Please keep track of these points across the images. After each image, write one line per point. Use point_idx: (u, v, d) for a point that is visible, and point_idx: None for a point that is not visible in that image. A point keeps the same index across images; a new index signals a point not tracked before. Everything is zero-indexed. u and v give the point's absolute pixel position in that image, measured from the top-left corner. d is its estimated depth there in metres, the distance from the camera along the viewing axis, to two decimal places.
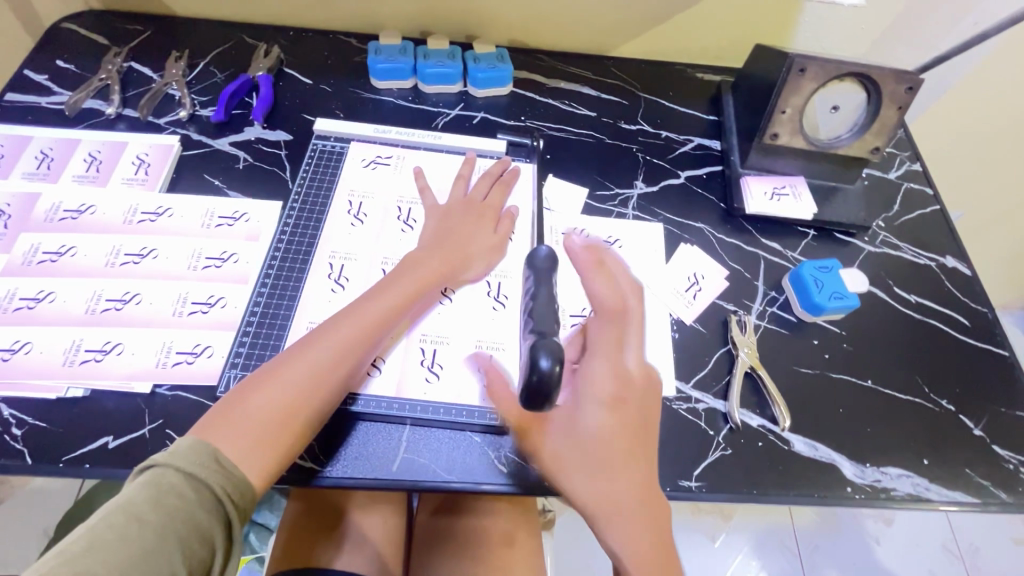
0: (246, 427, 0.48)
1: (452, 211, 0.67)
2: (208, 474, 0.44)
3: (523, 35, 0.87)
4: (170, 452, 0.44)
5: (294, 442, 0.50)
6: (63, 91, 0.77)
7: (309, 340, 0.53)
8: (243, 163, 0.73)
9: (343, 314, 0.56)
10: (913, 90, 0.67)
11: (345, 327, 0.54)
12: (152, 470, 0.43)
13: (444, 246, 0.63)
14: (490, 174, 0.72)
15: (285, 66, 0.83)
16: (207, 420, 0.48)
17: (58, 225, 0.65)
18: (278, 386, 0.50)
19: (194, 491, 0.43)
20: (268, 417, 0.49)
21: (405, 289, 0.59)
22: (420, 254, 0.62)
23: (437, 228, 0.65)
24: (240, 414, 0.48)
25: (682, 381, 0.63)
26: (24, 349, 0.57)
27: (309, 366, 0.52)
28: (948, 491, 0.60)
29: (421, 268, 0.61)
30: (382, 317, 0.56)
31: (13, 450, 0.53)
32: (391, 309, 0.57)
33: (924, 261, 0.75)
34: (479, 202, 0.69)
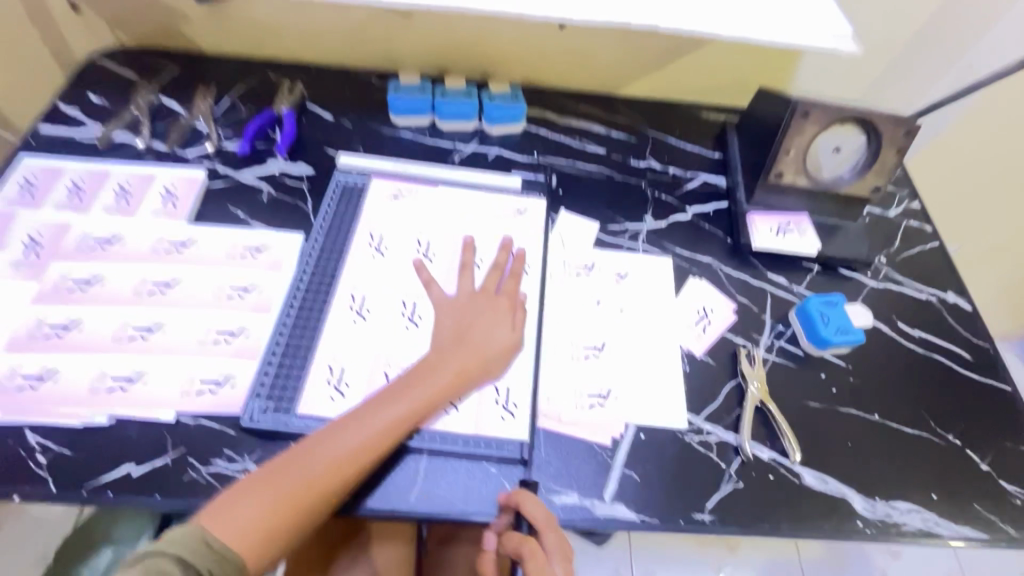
0: (246, 525, 0.48)
1: (465, 302, 0.65)
2: (200, 560, 0.45)
3: (535, 74, 0.91)
4: (168, 538, 0.46)
5: (285, 540, 0.50)
6: (94, 124, 0.80)
7: (318, 442, 0.53)
8: (266, 195, 0.76)
9: (355, 418, 0.55)
10: (911, 134, 0.70)
11: (353, 435, 0.53)
12: (148, 557, 0.45)
13: (461, 346, 0.61)
14: (499, 265, 0.68)
15: (307, 101, 0.87)
16: (211, 506, 0.49)
17: (87, 255, 0.67)
18: (283, 487, 0.50)
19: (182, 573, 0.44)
20: (267, 519, 0.49)
21: (417, 401, 0.57)
22: (437, 355, 0.60)
23: (453, 320, 0.63)
24: (239, 512, 0.48)
25: (693, 413, 0.65)
26: (52, 376, 0.58)
27: (317, 471, 0.51)
28: (957, 526, 0.61)
29: (436, 377, 0.58)
30: (390, 429, 0.55)
31: (38, 477, 0.54)
32: (401, 422, 0.56)
33: (926, 296, 0.77)
34: (493, 293, 0.66)
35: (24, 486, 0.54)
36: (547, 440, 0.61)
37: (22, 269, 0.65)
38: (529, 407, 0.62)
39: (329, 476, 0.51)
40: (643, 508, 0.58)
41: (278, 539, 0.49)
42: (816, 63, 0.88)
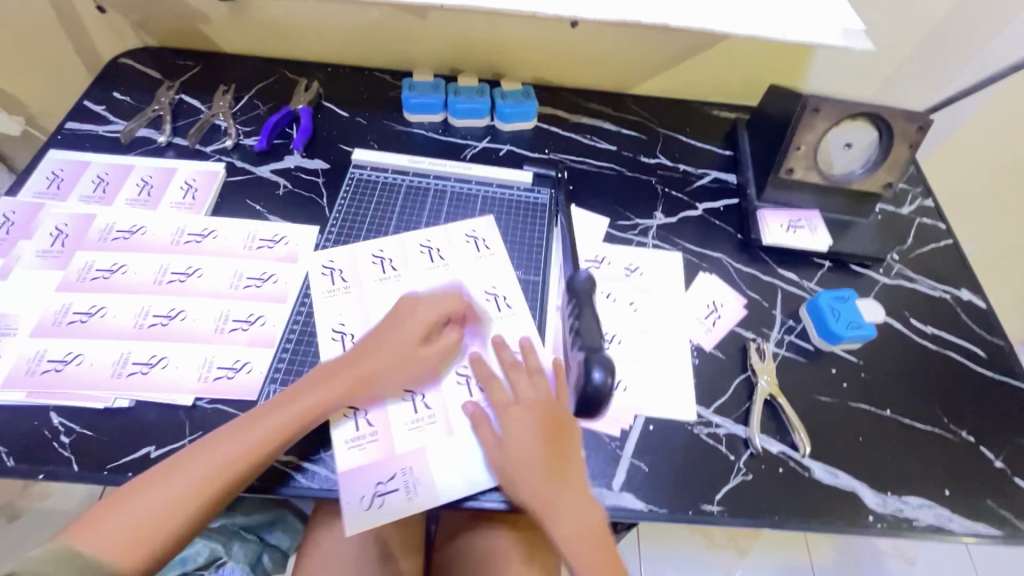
0: (119, 530, 0.46)
1: (401, 305, 0.64)
2: (85, 564, 0.43)
3: (547, 73, 0.92)
4: (77, 539, 0.44)
5: (174, 543, 0.48)
6: (118, 120, 0.83)
7: (211, 443, 0.51)
8: (283, 190, 0.78)
9: (235, 425, 0.53)
10: (924, 129, 0.70)
11: (240, 435, 0.52)
12: (63, 551, 0.43)
13: (380, 346, 0.60)
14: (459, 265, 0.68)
15: (323, 99, 0.89)
16: (88, 516, 0.47)
17: (111, 245, 0.69)
18: (162, 489, 0.48)
19: (74, 572, 0.42)
20: (149, 522, 0.47)
21: (316, 400, 0.56)
22: (349, 356, 0.59)
23: (381, 323, 0.62)
24: (126, 513, 0.47)
25: (702, 406, 0.65)
26: (76, 360, 0.60)
27: (201, 469, 0.50)
28: (970, 523, 0.60)
29: (339, 377, 0.58)
30: (287, 428, 0.54)
31: (61, 457, 0.56)
32: (299, 419, 0.55)
33: (939, 293, 0.77)
34: (439, 295, 0.65)
35: (49, 465, 0.55)
36: None
37: (48, 258, 0.67)
38: None
39: (213, 476, 0.50)
40: (652, 498, 0.59)
41: (165, 540, 0.47)
42: (829, 60, 0.88)
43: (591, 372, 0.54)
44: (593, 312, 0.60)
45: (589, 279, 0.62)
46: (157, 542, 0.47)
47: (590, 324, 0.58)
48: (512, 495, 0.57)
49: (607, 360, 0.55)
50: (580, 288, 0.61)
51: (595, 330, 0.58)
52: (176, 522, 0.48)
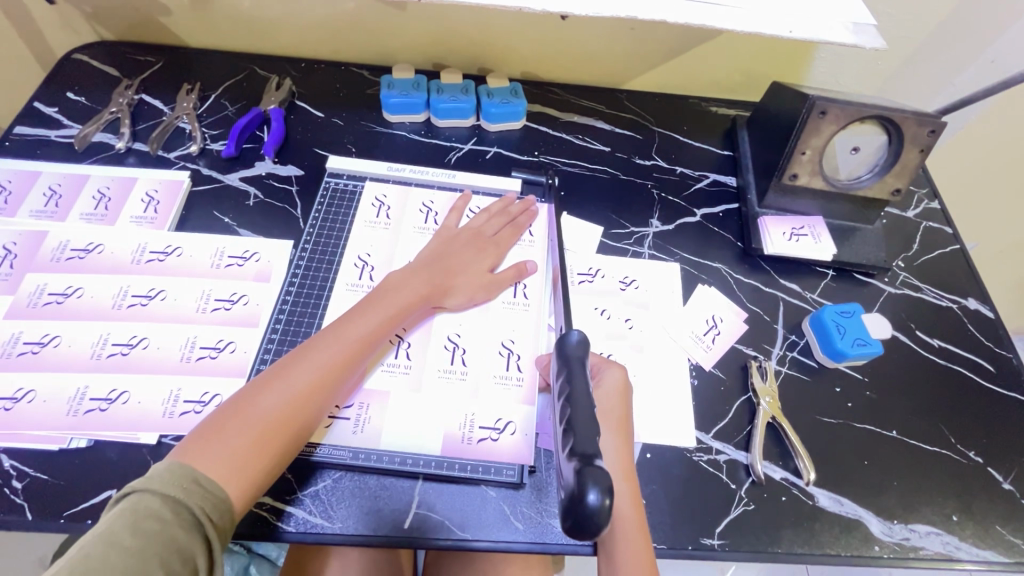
0: (227, 451, 0.45)
1: (455, 237, 0.67)
2: (189, 498, 0.42)
3: (536, 68, 0.87)
4: (148, 477, 0.42)
5: (276, 464, 0.48)
6: (72, 124, 0.76)
7: (296, 358, 0.52)
8: (253, 200, 0.72)
9: (322, 335, 0.54)
10: (935, 133, 0.66)
11: (329, 345, 0.54)
12: (131, 497, 0.41)
13: (439, 266, 0.63)
14: (502, 213, 0.71)
15: (296, 98, 0.83)
16: (186, 443, 0.46)
17: (65, 265, 0.64)
18: (256, 409, 0.48)
19: (175, 514, 0.41)
20: (252, 439, 0.47)
21: (394, 308, 0.58)
22: (408, 272, 0.62)
23: (436, 249, 0.66)
24: (217, 443, 0.46)
25: (702, 431, 0.62)
26: (27, 397, 0.56)
27: (298, 382, 0.50)
28: (979, 550, 0.58)
29: (408, 290, 0.60)
30: (370, 337, 0.56)
31: (14, 504, 0.52)
32: (383, 327, 0.57)
33: (946, 303, 0.74)
34: (487, 236, 0.68)
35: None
36: (549, 460, 0.58)
37: None
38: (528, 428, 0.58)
39: (307, 387, 0.51)
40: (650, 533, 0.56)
41: (269, 460, 0.47)
42: (833, 55, 0.83)
43: (583, 492, 0.40)
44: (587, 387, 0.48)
45: (580, 343, 0.52)
46: (260, 464, 0.47)
47: (582, 414, 0.46)
48: (502, 532, 0.54)
49: (604, 474, 0.41)
50: (572, 352, 0.51)
51: (590, 424, 0.45)
52: (284, 434, 0.48)
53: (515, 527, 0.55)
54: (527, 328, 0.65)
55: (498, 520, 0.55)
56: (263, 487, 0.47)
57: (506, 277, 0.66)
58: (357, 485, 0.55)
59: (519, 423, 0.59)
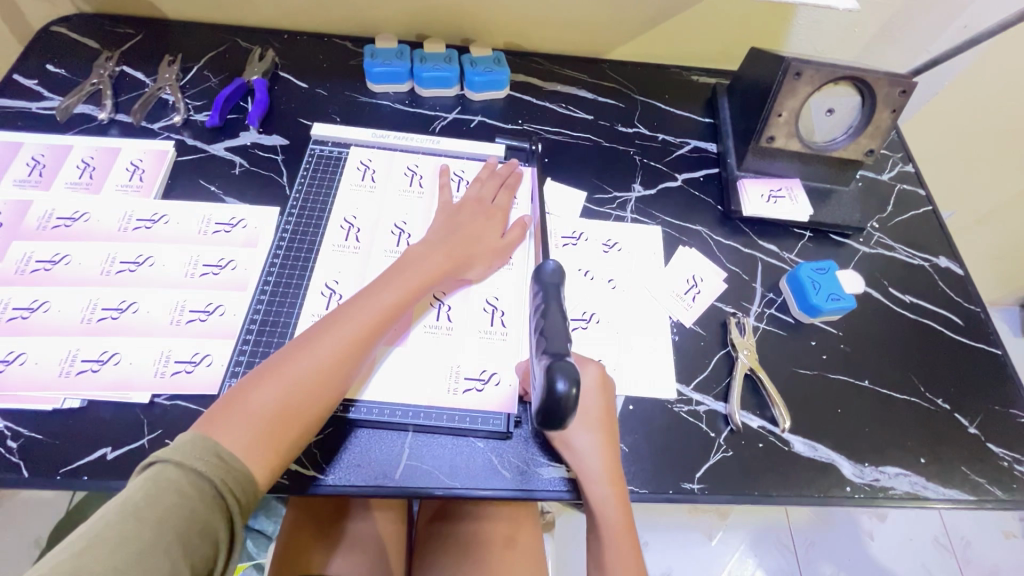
0: (250, 425, 0.46)
1: (460, 210, 0.67)
2: (212, 472, 0.43)
3: (519, 38, 0.87)
4: (171, 448, 0.43)
5: (298, 438, 0.49)
6: (53, 96, 0.76)
7: (316, 334, 0.53)
8: (239, 168, 0.73)
9: (341, 312, 0.55)
10: (906, 94, 0.68)
11: (349, 322, 0.54)
12: (154, 468, 0.41)
13: (454, 242, 0.63)
14: (496, 177, 0.72)
15: (279, 69, 0.83)
16: (210, 416, 0.47)
17: (51, 233, 0.64)
18: (278, 385, 0.49)
19: (196, 488, 0.41)
20: (274, 415, 0.48)
21: (413, 286, 0.58)
22: (425, 249, 0.62)
23: (446, 224, 0.65)
24: (244, 414, 0.47)
25: (682, 383, 0.64)
26: (19, 360, 0.56)
27: (318, 359, 0.51)
28: (944, 489, 0.61)
29: (427, 267, 0.60)
30: (389, 314, 0.56)
31: (9, 463, 0.53)
32: (402, 304, 0.57)
33: (918, 261, 0.76)
34: (488, 203, 0.69)
35: None
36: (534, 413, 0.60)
37: None
38: (513, 382, 0.60)
39: (327, 364, 0.51)
40: (633, 478, 0.58)
41: (292, 435, 0.48)
42: (811, 22, 0.85)
43: (554, 380, 0.44)
44: (560, 307, 0.52)
45: (557, 270, 0.55)
46: (282, 439, 0.48)
47: (556, 325, 0.50)
48: (490, 480, 0.56)
49: (573, 367, 0.45)
50: (547, 279, 0.54)
51: (560, 332, 0.50)
52: (306, 410, 0.49)
53: (504, 475, 0.56)
54: (511, 286, 0.66)
55: (486, 469, 0.57)
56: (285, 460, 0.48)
57: (513, 239, 0.67)
58: (348, 438, 0.56)
59: (505, 375, 0.61)
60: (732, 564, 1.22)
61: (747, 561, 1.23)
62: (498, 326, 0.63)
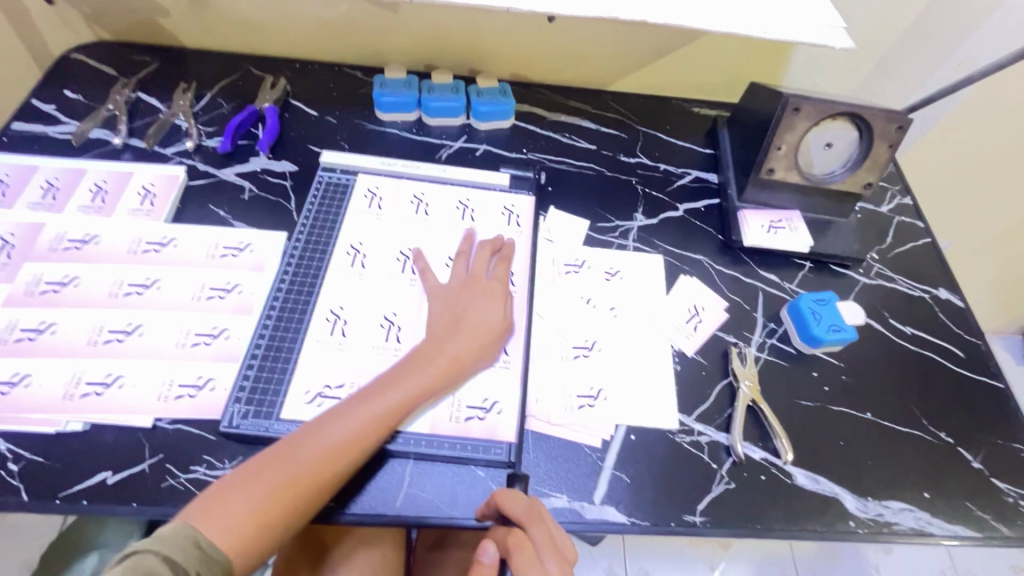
0: (238, 518, 0.46)
1: (454, 291, 0.64)
2: (188, 560, 0.43)
3: (524, 69, 0.90)
4: (154, 536, 0.44)
5: (278, 536, 0.48)
6: (69, 121, 0.78)
7: (316, 428, 0.52)
8: (248, 193, 0.74)
9: (344, 409, 0.54)
10: (902, 129, 0.69)
11: (348, 423, 0.53)
12: (134, 555, 0.42)
13: (457, 334, 0.60)
14: (490, 247, 0.69)
15: (290, 97, 0.85)
16: (200, 502, 0.47)
17: (62, 255, 0.65)
18: (272, 479, 0.49)
19: (173, 574, 0.42)
20: (262, 510, 0.47)
21: (417, 385, 0.56)
22: (431, 342, 0.60)
23: (441, 312, 0.63)
24: (231, 507, 0.47)
25: (684, 414, 0.64)
26: (24, 381, 0.57)
27: (315, 456, 0.50)
28: (949, 525, 0.60)
29: (431, 364, 0.58)
30: (390, 417, 0.54)
31: (9, 486, 0.53)
32: (403, 407, 0.55)
33: (918, 293, 0.77)
34: (483, 278, 0.66)
35: None
36: (536, 442, 0.60)
37: None
38: (514, 411, 0.60)
39: (322, 463, 0.50)
40: (634, 510, 0.57)
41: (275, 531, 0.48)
42: (808, 57, 0.87)
43: None
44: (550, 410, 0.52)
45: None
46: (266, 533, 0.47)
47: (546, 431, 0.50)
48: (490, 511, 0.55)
49: None
50: None
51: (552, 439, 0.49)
52: (293, 507, 0.49)
53: None
54: (514, 313, 0.66)
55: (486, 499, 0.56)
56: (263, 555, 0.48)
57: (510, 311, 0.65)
58: None
59: (506, 402, 0.61)
60: None
61: None
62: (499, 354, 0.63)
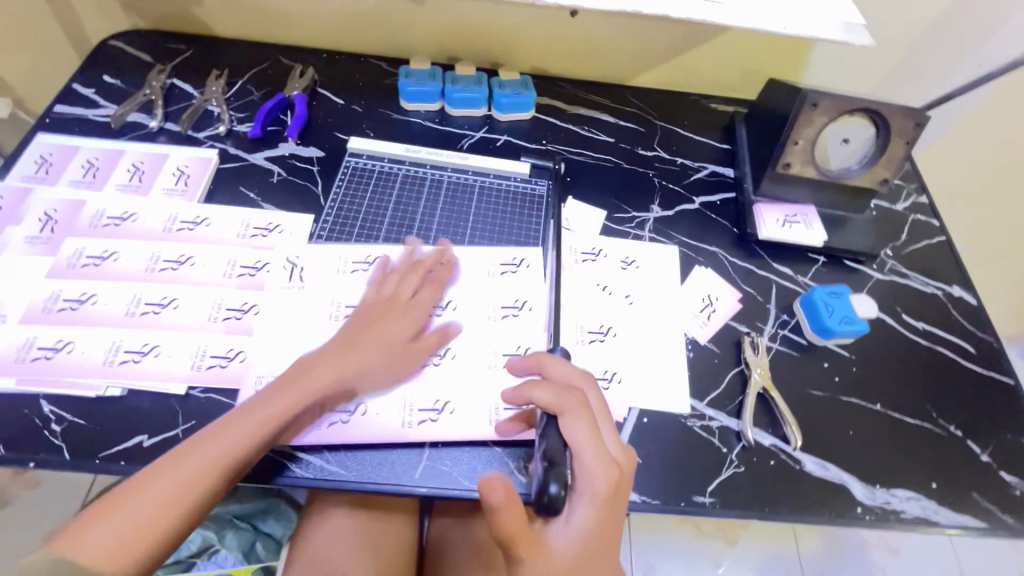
0: (105, 541, 0.44)
1: (370, 309, 0.63)
2: (73, 567, 0.41)
3: (545, 63, 0.92)
4: (67, 535, 0.42)
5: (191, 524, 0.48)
6: (108, 104, 0.81)
7: (195, 442, 0.50)
8: (277, 177, 0.77)
9: (212, 428, 0.51)
10: (920, 126, 0.70)
11: (266, 410, 0.53)
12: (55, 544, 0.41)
13: (349, 353, 0.59)
14: (418, 270, 0.66)
15: (318, 86, 0.87)
16: (64, 533, 0.45)
17: (102, 231, 0.68)
18: (146, 498, 0.46)
19: (66, 574, 0.40)
20: (141, 529, 0.45)
21: (290, 399, 0.54)
22: (315, 358, 0.58)
23: (353, 327, 0.61)
24: (124, 508, 0.46)
25: (696, 399, 0.65)
26: (66, 348, 0.60)
27: (189, 472, 0.48)
28: (956, 515, 0.61)
29: (312, 378, 0.56)
30: (252, 436, 0.51)
31: (52, 445, 0.55)
32: (272, 420, 0.53)
33: (931, 289, 0.78)
34: (403, 299, 0.64)
35: (40, 453, 0.55)
36: None
37: (37, 244, 0.66)
38: None
39: (203, 477, 0.48)
40: (645, 489, 0.59)
41: (164, 544, 0.46)
42: (827, 55, 0.88)
43: (548, 484, 0.46)
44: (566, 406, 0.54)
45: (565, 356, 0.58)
46: (147, 546, 0.45)
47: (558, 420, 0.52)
48: None
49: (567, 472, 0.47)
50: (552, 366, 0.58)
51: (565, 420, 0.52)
52: (179, 522, 0.47)
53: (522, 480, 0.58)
54: (531, 297, 0.69)
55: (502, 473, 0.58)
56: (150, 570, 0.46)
57: (423, 342, 0.63)
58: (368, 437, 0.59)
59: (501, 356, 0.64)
60: None
61: None
62: (508, 333, 0.66)
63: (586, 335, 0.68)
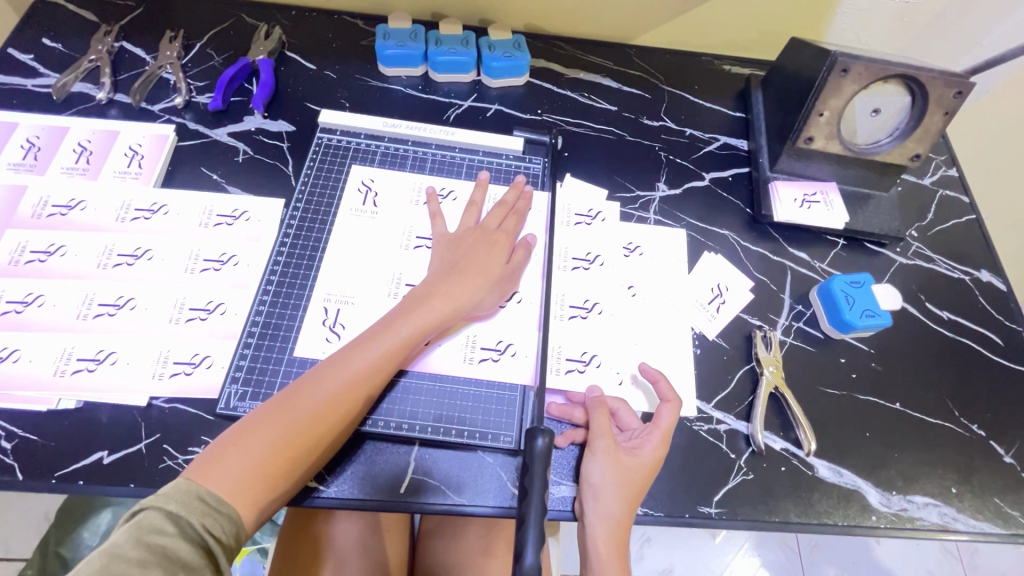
0: (236, 473, 0.45)
1: (462, 238, 0.62)
2: (195, 514, 0.41)
3: (541, 20, 0.82)
4: (157, 493, 0.41)
5: (303, 470, 0.48)
6: (49, 72, 0.72)
7: (319, 377, 0.50)
8: (243, 156, 0.69)
9: (336, 359, 0.52)
10: (962, 95, 0.62)
11: (356, 362, 0.52)
12: (138, 513, 0.40)
13: (458, 280, 0.57)
14: (504, 202, 0.65)
15: (286, 49, 0.78)
16: (199, 462, 0.45)
17: (47, 222, 0.61)
18: (277, 430, 0.47)
19: (178, 528, 0.40)
20: (267, 464, 0.46)
21: (412, 329, 0.54)
22: (429, 287, 0.57)
23: (445, 258, 0.60)
24: (234, 457, 0.45)
25: (703, 401, 0.60)
26: (12, 356, 0.54)
27: (317, 407, 0.49)
28: (975, 522, 0.58)
29: (428, 308, 0.55)
30: (379, 367, 0.52)
31: (2, 464, 0.51)
32: (396, 354, 0.53)
33: (958, 275, 0.72)
34: (492, 229, 0.63)
35: None
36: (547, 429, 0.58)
37: None
38: (530, 370, 0.59)
39: (326, 413, 0.49)
40: (648, 500, 0.55)
41: (283, 483, 0.47)
42: (857, 10, 0.78)
43: None
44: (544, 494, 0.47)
45: (548, 448, 0.48)
46: (272, 484, 0.46)
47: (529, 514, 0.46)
48: (501, 498, 0.54)
49: None
50: (530, 454, 0.48)
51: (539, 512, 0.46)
52: (300, 459, 0.48)
53: (511, 493, 0.54)
54: (525, 289, 0.64)
55: (495, 486, 0.54)
56: (278, 502, 0.48)
57: (518, 264, 0.62)
58: (351, 448, 0.54)
59: (519, 344, 0.60)
60: (735, 563, 1.15)
61: (750, 560, 1.15)
62: (512, 335, 0.61)
63: (585, 329, 0.62)
